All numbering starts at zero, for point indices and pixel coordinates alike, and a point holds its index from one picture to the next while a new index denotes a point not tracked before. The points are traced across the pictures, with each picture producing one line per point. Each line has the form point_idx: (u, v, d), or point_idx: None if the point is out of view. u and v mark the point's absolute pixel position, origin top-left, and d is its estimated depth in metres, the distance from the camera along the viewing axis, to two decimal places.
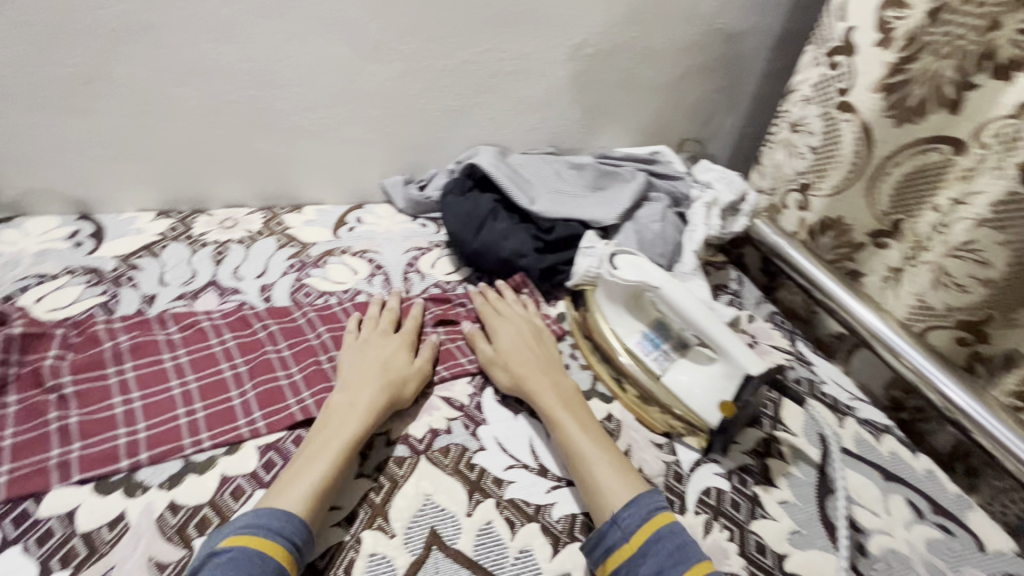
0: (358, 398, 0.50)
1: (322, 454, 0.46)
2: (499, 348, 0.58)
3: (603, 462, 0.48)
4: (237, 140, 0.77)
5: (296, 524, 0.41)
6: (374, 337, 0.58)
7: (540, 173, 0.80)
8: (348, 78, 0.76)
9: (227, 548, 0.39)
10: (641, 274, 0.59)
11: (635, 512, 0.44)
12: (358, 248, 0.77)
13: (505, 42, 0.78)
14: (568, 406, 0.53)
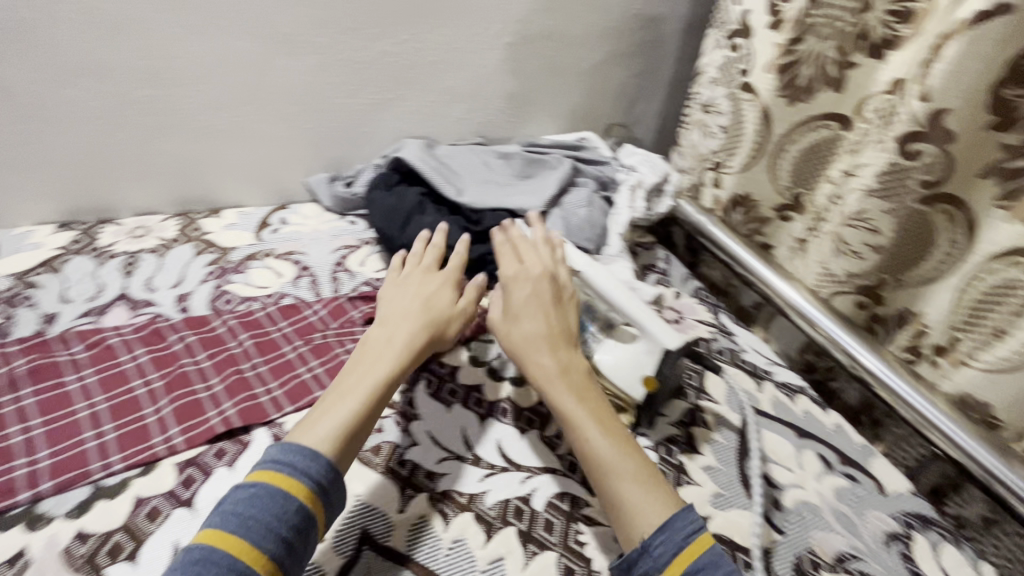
0: (396, 334, 0.52)
1: (350, 395, 0.46)
2: (510, 318, 0.54)
3: (626, 472, 0.45)
4: (142, 143, 0.72)
5: (321, 463, 0.41)
6: (416, 275, 0.59)
7: (467, 164, 0.80)
8: (258, 73, 0.72)
9: (252, 483, 0.39)
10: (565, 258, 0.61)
11: (669, 542, 0.41)
12: (282, 250, 0.74)
13: (422, 32, 0.77)
14: (583, 397, 0.49)
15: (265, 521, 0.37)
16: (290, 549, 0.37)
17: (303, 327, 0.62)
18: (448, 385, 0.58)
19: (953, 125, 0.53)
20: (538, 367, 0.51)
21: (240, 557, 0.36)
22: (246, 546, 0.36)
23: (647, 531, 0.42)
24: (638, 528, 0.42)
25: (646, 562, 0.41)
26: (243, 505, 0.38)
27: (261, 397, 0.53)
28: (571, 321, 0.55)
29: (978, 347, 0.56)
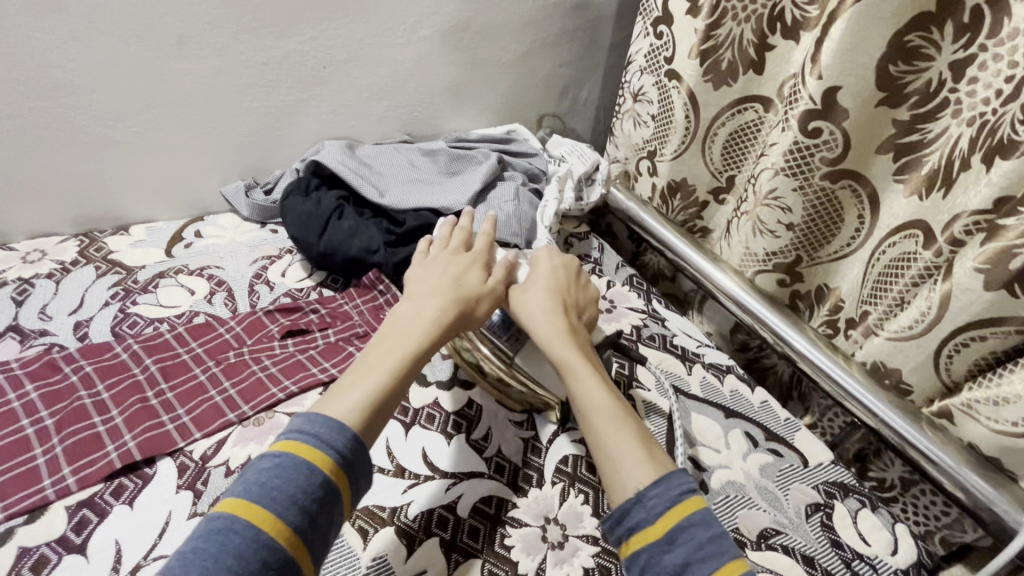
0: (429, 308, 0.49)
1: (377, 368, 0.44)
2: (525, 286, 0.55)
3: (625, 428, 0.44)
4: (28, 160, 0.67)
5: (346, 437, 0.39)
6: (443, 254, 0.56)
7: (391, 164, 0.78)
8: (153, 78, 0.68)
9: (277, 452, 0.37)
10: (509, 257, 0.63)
11: (665, 494, 0.39)
12: (196, 265, 0.70)
13: (331, 28, 0.73)
14: (589, 359, 0.50)
15: (288, 494, 0.35)
16: (312, 523, 0.35)
17: (217, 345, 0.59)
18: None
19: (847, 102, 0.54)
20: (547, 329, 0.51)
21: (263, 530, 0.34)
22: (271, 518, 0.34)
23: (644, 484, 0.40)
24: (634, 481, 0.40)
25: (637, 513, 0.39)
26: (266, 475, 0.36)
27: (167, 425, 0.51)
28: (586, 307, 0.57)
29: (884, 317, 0.58)
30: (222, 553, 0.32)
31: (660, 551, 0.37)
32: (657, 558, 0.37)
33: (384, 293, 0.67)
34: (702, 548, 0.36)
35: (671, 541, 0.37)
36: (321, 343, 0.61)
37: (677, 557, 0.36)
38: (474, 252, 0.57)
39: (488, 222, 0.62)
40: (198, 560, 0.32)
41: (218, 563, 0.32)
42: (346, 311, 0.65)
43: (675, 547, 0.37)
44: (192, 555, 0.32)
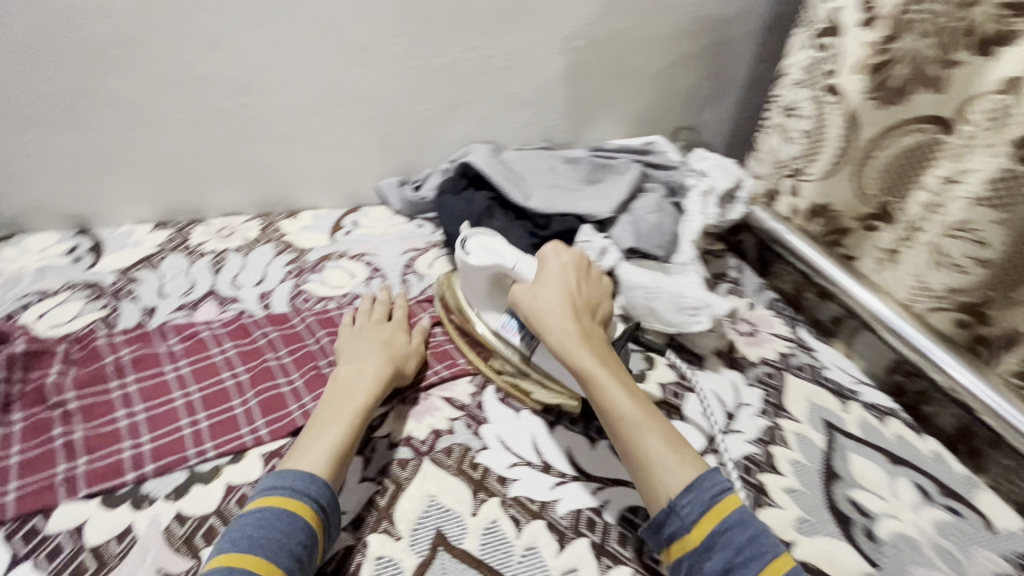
0: (367, 367, 0.53)
1: (333, 424, 0.47)
2: (535, 290, 0.52)
3: (653, 431, 0.45)
4: (229, 150, 0.75)
5: (317, 486, 0.43)
6: (367, 320, 0.60)
7: (533, 169, 0.79)
8: (337, 81, 0.73)
9: (257, 508, 0.41)
10: (492, 257, 0.55)
11: (697, 502, 0.41)
12: (355, 252, 0.77)
13: (492, 38, 0.77)
14: (604, 360, 0.49)
15: (273, 539, 0.39)
16: (296, 563, 0.38)
17: None
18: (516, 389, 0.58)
19: None
20: (562, 336, 0.49)
21: (256, 572, 0.37)
22: (262, 563, 0.37)
23: (675, 492, 0.42)
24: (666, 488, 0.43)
25: (674, 523, 0.42)
26: (249, 526, 0.39)
27: None
28: (600, 299, 0.55)
29: None
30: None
31: (701, 557, 0.40)
32: (699, 564, 0.40)
33: None
34: (738, 550, 0.39)
35: (710, 546, 0.40)
36: None
37: (717, 563, 0.40)
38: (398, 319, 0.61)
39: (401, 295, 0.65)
40: None
41: None
42: None
43: (714, 551, 0.40)
44: None
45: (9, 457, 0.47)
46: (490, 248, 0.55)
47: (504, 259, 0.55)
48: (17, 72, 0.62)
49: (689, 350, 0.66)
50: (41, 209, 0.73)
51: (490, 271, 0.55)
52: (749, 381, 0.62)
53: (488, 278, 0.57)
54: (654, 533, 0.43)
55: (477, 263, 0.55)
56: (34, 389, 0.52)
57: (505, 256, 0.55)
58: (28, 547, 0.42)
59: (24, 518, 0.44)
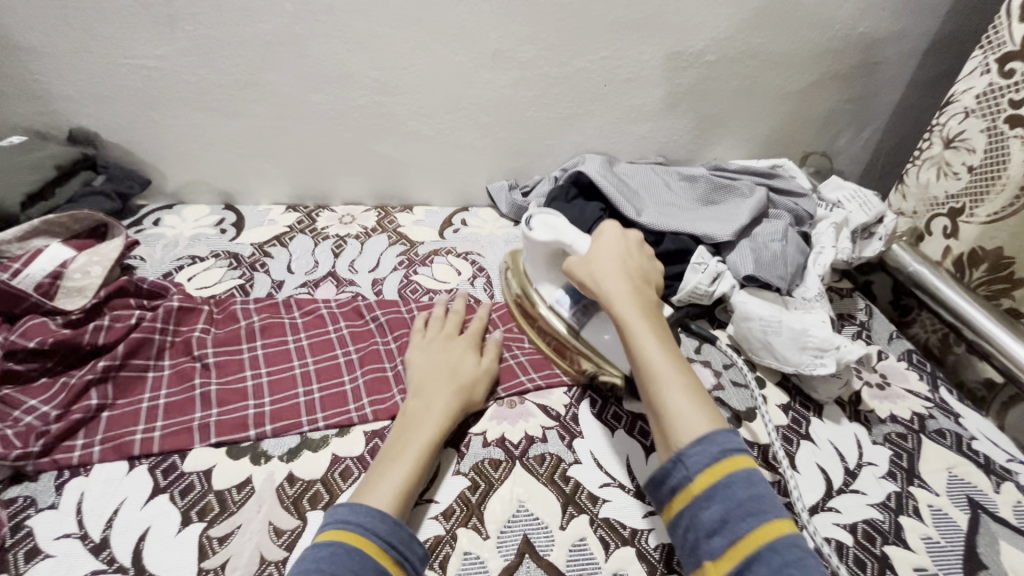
0: (433, 402, 0.50)
1: (401, 459, 0.45)
2: (591, 254, 0.54)
3: (680, 385, 0.44)
4: (360, 143, 0.80)
5: (389, 523, 0.40)
6: (438, 338, 0.58)
7: (648, 185, 0.78)
8: (466, 85, 0.76)
9: (327, 544, 0.38)
10: (554, 234, 0.57)
11: (705, 454, 0.39)
12: (462, 250, 0.79)
13: (621, 50, 0.75)
14: (644, 315, 0.48)
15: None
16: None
17: None
18: (612, 408, 0.57)
19: None
20: (606, 289, 0.51)
21: None
22: None
23: (685, 443, 0.41)
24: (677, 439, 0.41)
25: (677, 472, 0.40)
26: (321, 561, 0.37)
27: None
28: (652, 271, 0.55)
29: None
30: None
31: (698, 507, 0.38)
32: (696, 516, 0.38)
33: None
34: (739, 504, 0.37)
35: (708, 497, 0.38)
36: None
37: (714, 514, 0.37)
38: (468, 337, 0.59)
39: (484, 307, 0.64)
40: None
41: None
42: None
43: (709, 502, 0.38)
44: None
45: (157, 397, 0.53)
46: (553, 227, 0.58)
47: (563, 236, 0.57)
48: (198, 63, 0.70)
49: (804, 395, 0.60)
50: (200, 183, 0.82)
51: (552, 246, 0.58)
52: (874, 439, 0.56)
53: (549, 252, 0.59)
54: (657, 486, 0.42)
55: (539, 238, 0.58)
56: (181, 341, 0.58)
57: (565, 231, 0.57)
58: (167, 480, 0.47)
59: (166, 454, 0.49)
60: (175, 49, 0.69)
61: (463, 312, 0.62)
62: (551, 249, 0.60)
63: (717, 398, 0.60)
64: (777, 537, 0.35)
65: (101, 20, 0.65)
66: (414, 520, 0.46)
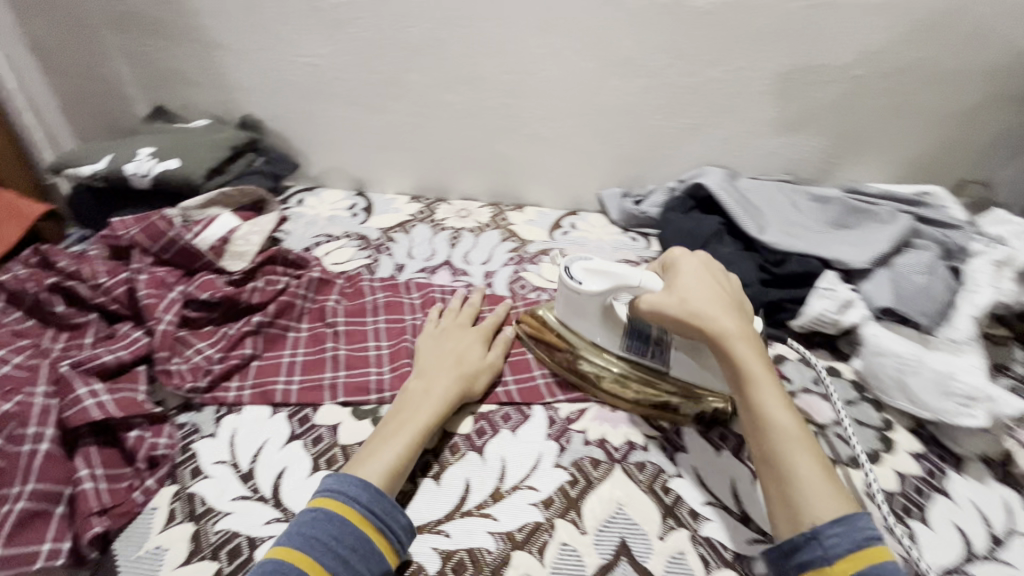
0: (432, 385, 0.53)
1: (392, 440, 0.48)
2: (683, 285, 0.49)
3: (813, 455, 0.41)
4: (484, 142, 0.84)
5: (369, 492, 0.43)
6: (451, 328, 0.60)
7: (773, 203, 0.74)
8: (593, 91, 0.77)
9: (311, 508, 0.43)
10: (611, 280, 0.52)
11: (847, 539, 0.37)
12: (571, 252, 0.80)
13: (758, 60, 0.73)
14: (766, 368, 0.45)
15: (324, 543, 0.41)
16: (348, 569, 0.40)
17: None
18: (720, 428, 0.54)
19: None
20: (725, 333, 0.46)
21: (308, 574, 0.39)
22: (317, 566, 0.39)
23: (822, 519, 0.38)
24: (814, 513, 0.39)
25: (812, 551, 0.38)
26: (304, 526, 0.42)
27: (537, 380, 0.58)
28: (744, 304, 0.51)
29: None
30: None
31: None
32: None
33: None
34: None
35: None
36: None
37: None
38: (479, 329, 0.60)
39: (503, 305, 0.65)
40: None
41: None
42: None
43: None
44: None
45: (296, 355, 0.60)
46: (598, 273, 0.52)
47: (625, 280, 0.51)
48: (353, 62, 0.78)
49: (943, 446, 0.55)
50: (338, 170, 0.91)
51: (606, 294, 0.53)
52: None
53: (604, 303, 0.53)
54: (782, 556, 0.39)
55: (592, 289, 0.52)
56: (317, 309, 0.65)
57: (618, 273, 0.52)
58: (302, 428, 0.53)
59: (301, 406, 0.55)
60: (335, 49, 0.77)
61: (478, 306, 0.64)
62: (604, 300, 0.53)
63: (837, 434, 0.56)
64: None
65: (281, 23, 0.75)
66: (515, 504, 0.48)
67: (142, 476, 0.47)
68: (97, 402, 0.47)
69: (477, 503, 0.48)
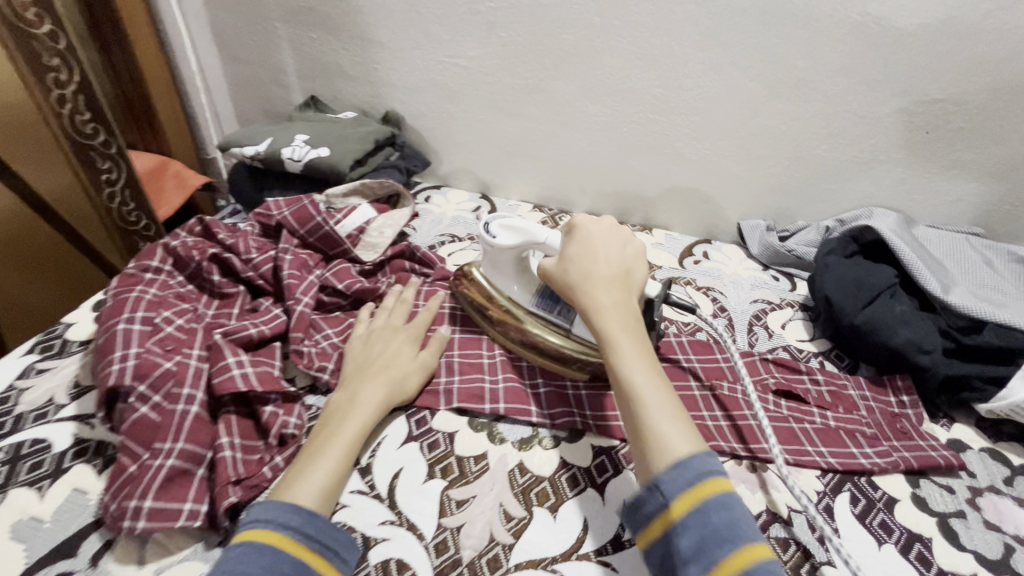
0: (360, 394, 0.49)
1: (322, 457, 0.44)
2: (566, 258, 0.49)
3: (661, 408, 0.39)
4: (619, 157, 0.81)
5: (305, 515, 0.39)
6: (379, 332, 0.56)
7: (962, 258, 0.65)
8: (752, 113, 0.71)
9: (237, 544, 0.37)
10: (521, 234, 0.54)
11: (678, 478, 0.36)
12: (702, 283, 0.73)
13: (965, 91, 0.62)
14: (628, 325, 0.44)
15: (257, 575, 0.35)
16: None
17: (713, 369, 0.60)
18: (880, 514, 0.48)
19: None
20: (596, 294, 0.46)
21: None
22: None
23: (658, 467, 0.37)
24: (650, 464, 0.38)
25: (652, 498, 0.37)
26: (230, 563, 0.35)
27: None
28: (635, 267, 0.49)
29: None
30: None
31: (674, 537, 0.35)
32: (672, 543, 0.35)
33: (904, 405, 0.57)
34: (713, 531, 0.34)
35: (683, 525, 0.35)
36: (819, 421, 0.55)
37: (687, 545, 0.34)
38: (407, 328, 0.57)
39: (434, 301, 0.62)
40: None
41: None
42: (852, 398, 0.58)
43: (684, 530, 0.35)
44: None
45: None
46: (514, 228, 0.54)
47: (534, 235, 0.53)
48: (500, 66, 0.78)
49: None
50: (466, 171, 0.91)
51: (520, 250, 0.55)
52: None
53: (517, 256, 0.55)
54: (633, 509, 0.38)
55: (504, 243, 0.54)
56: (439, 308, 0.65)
57: (529, 229, 0.53)
58: (419, 431, 0.52)
59: (417, 407, 0.54)
60: (485, 52, 0.77)
61: (410, 301, 0.61)
62: (518, 254, 0.56)
63: None
64: (752, 563, 0.32)
65: (438, 23, 0.77)
66: (638, 557, 0.43)
67: (271, 451, 0.48)
68: (243, 372, 0.49)
69: (595, 548, 0.44)
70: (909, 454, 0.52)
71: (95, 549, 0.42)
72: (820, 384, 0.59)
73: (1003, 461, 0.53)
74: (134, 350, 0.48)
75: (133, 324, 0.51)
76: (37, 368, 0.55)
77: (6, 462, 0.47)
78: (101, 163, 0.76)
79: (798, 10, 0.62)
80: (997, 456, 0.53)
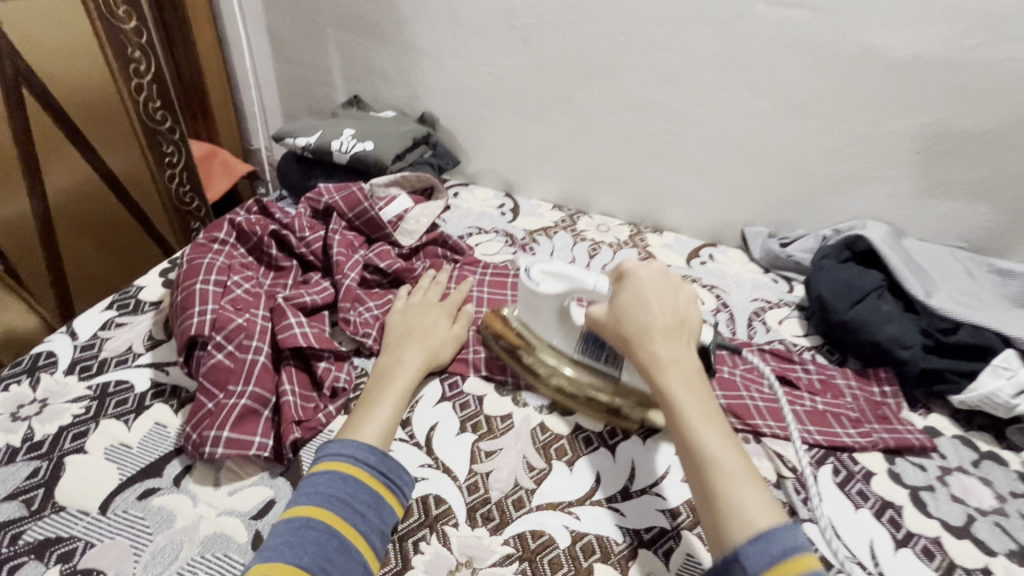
0: (404, 356, 0.56)
1: (380, 404, 0.50)
2: (620, 309, 0.49)
3: (738, 474, 0.40)
4: (635, 164, 0.88)
5: (377, 454, 0.46)
6: (418, 306, 0.63)
7: (944, 268, 0.71)
8: (759, 128, 0.78)
9: (324, 471, 0.44)
10: (566, 282, 0.54)
11: (763, 555, 0.36)
12: (707, 282, 0.80)
13: (952, 117, 0.69)
14: (693, 385, 0.45)
15: (342, 499, 0.42)
16: (366, 521, 0.42)
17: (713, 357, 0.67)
18: (858, 484, 0.54)
19: None
20: (656, 352, 0.46)
21: (333, 527, 0.41)
22: (336, 519, 0.41)
23: (738, 543, 0.38)
24: (730, 538, 0.38)
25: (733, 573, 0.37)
26: (320, 486, 0.43)
27: None
28: (689, 317, 0.49)
29: None
30: (305, 542, 0.39)
31: None
32: None
33: (886, 395, 0.63)
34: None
35: None
36: (808, 404, 0.62)
37: None
38: (445, 304, 0.64)
39: (466, 283, 0.69)
40: (288, 550, 0.39)
41: (305, 552, 0.39)
42: (839, 387, 0.64)
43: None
44: (281, 547, 0.39)
45: None
46: (559, 275, 0.54)
47: (580, 281, 0.53)
48: (530, 76, 0.85)
49: None
50: (493, 171, 0.99)
51: (565, 296, 0.54)
52: None
53: (560, 305, 0.55)
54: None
55: (551, 291, 0.54)
56: None
57: (576, 276, 0.53)
58: (452, 392, 0.58)
59: (450, 373, 0.60)
60: (518, 62, 0.84)
61: (444, 283, 0.68)
62: (562, 302, 0.55)
63: (996, 523, 0.52)
64: None
65: (476, 35, 0.84)
66: (644, 506, 0.50)
67: (325, 402, 0.55)
68: (303, 332, 0.56)
69: (607, 496, 0.50)
70: (888, 435, 0.58)
71: (177, 471, 0.48)
72: (811, 374, 0.65)
73: (971, 445, 0.59)
74: (210, 307, 0.56)
75: (208, 285, 0.58)
76: (116, 322, 0.62)
77: (96, 398, 0.53)
78: (166, 147, 0.85)
79: (803, 37, 0.69)
80: (967, 441, 0.59)
